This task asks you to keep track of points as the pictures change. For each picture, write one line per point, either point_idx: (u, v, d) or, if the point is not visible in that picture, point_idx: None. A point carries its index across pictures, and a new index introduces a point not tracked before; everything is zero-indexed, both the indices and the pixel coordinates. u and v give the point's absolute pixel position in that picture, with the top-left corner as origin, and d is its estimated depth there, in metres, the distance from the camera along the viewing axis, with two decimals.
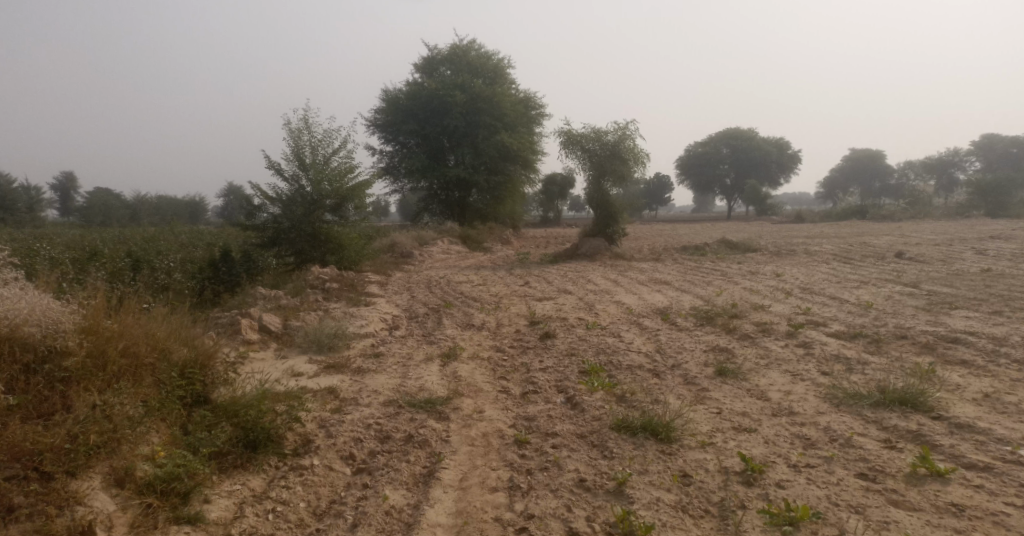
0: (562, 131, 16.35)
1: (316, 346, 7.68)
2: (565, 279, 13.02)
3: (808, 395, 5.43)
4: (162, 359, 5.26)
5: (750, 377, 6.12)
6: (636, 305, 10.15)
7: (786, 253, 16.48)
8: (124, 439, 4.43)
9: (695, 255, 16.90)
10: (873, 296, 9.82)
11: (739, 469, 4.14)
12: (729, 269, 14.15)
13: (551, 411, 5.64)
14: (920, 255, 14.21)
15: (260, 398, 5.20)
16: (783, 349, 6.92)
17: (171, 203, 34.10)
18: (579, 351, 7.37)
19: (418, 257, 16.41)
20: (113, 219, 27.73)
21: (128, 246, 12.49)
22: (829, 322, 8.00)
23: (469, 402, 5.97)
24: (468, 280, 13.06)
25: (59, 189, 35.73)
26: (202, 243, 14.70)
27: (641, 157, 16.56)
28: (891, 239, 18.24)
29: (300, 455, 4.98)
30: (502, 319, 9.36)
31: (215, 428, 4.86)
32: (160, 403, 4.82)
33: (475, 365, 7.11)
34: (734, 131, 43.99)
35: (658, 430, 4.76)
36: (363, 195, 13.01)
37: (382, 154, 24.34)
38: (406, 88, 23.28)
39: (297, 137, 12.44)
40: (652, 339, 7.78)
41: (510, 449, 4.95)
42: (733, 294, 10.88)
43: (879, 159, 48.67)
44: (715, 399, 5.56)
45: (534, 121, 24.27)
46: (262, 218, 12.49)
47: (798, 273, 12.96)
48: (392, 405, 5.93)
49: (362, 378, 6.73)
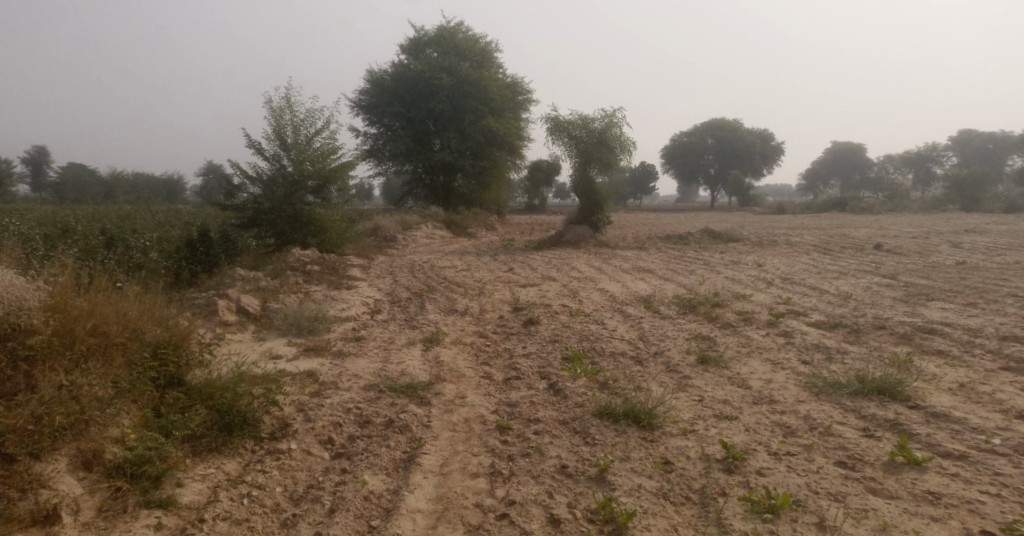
0: (549, 117, 16.27)
1: (296, 329, 7.60)
2: (549, 266, 13.01)
3: (789, 384, 5.47)
4: (133, 339, 5.16)
5: (731, 365, 6.15)
6: (619, 292, 10.17)
7: (768, 243, 16.59)
8: (92, 421, 4.35)
9: (679, 244, 16.97)
10: (852, 287, 9.91)
11: (720, 457, 4.16)
12: (712, 258, 14.22)
13: (533, 397, 5.63)
14: (898, 248, 14.39)
15: (236, 381, 5.13)
16: (764, 338, 6.97)
17: (148, 180, 33.57)
18: (562, 338, 7.37)
19: (401, 241, 16.30)
20: (87, 196, 27.24)
21: (103, 224, 12.26)
22: (810, 312, 8.06)
23: (451, 387, 5.94)
24: (451, 265, 13.01)
25: (32, 164, 35.04)
26: (180, 222, 14.48)
27: (627, 145, 16.55)
28: (870, 231, 18.45)
29: (277, 439, 4.93)
30: (485, 304, 9.32)
31: (189, 411, 4.79)
32: (131, 384, 4.74)
33: (458, 350, 7.08)
34: (719, 122, 44.10)
35: (640, 417, 4.77)
36: (345, 177, 12.85)
37: (366, 136, 24.08)
38: (391, 70, 23.00)
39: (279, 116, 12.25)
40: (635, 327, 7.79)
41: (492, 434, 4.93)
42: (716, 283, 10.93)
43: (859, 152, 49.10)
44: (696, 387, 5.58)
45: (520, 107, 24.10)
46: (242, 199, 12.28)
47: (779, 263, 13.05)
48: (372, 390, 5.89)
49: (343, 362, 6.67)
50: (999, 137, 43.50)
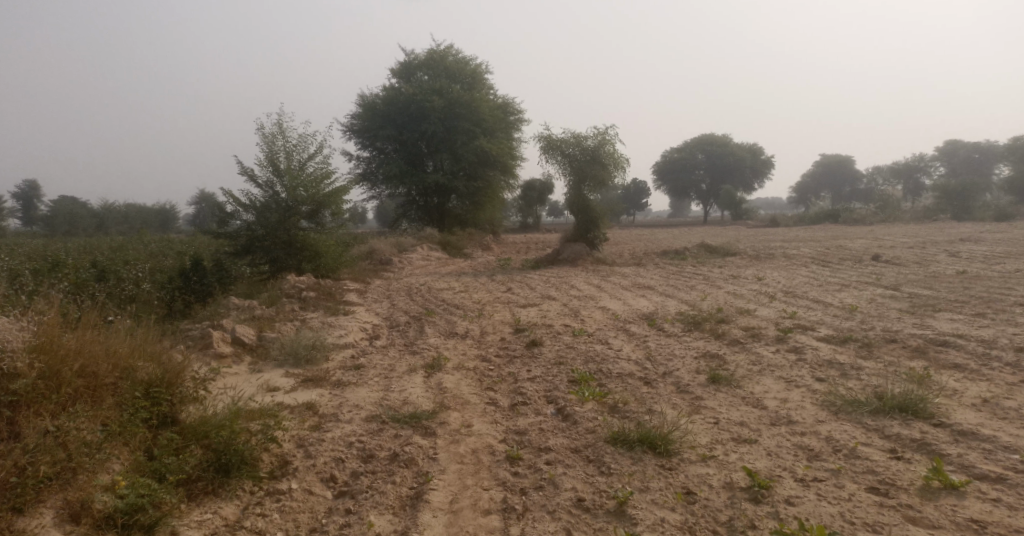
0: (541, 136, 16.21)
1: (293, 358, 7.40)
2: (547, 286, 12.84)
3: (805, 402, 5.29)
4: (123, 378, 4.96)
5: (744, 384, 5.98)
6: (622, 310, 9.99)
7: (765, 256, 16.48)
8: (80, 468, 4.14)
9: (676, 259, 16.84)
10: (857, 299, 9.77)
11: (745, 485, 3.98)
12: (711, 273, 14.09)
13: (542, 423, 5.44)
14: (896, 258, 14.29)
15: (232, 418, 4.93)
16: (774, 355, 6.79)
17: (140, 211, 33.35)
18: (567, 359, 7.17)
19: (397, 264, 16.11)
20: (78, 229, 27.00)
21: (93, 256, 12.04)
22: (817, 326, 7.90)
23: (456, 416, 5.74)
24: (449, 287, 12.83)
25: (22, 198, 34.77)
26: (172, 252, 14.28)
27: (620, 162, 16.48)
28: (866, 242, 18.37)
29: (277, 478, 4.72)
30: (485, 326, 9.12)
31: (183, 452, 4.58)
32: (122, 426, 4.53)
33: (461, 376, 6.87)
34: (709, 137, 44.26)
35: (655, 444, 4.59)
36: (340, 201, 12.70)
37: (358, 160, 23.97)
38: (382, 93, 22.96)
39: (271, 142, 12.13)
40: (641, 346, 7.61)
41: (502, 466, 4.73)
42: (718, 298, 10.78)
43: (848, 163, 49.29)
44: (711, 409, 5.40)
45: (512, 127, 24.07)
46: (235, 226, 12.11)
47: (778, 276, 12.92)
48: (375, 420, 5.69)
49: (343, 392, 6.46)
50: (985, 146, 43.85)
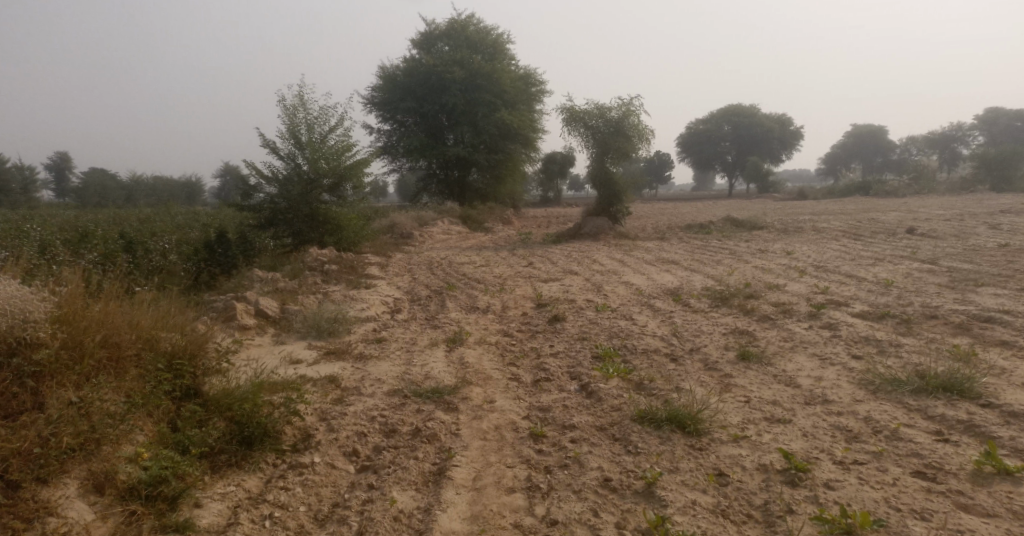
0: (564, 107, 15.90)
1: (316, 331, 7.33)
2: (570, 260, 12.64)
3: (841, 381, 5.09)
4: (147, 350, 4.89)
5: (776, 362, 5.78)
6: (646, 285, 9.78)
7: (793, 230, 16.07)
8: (104, 439, 4.08)
9: (701, 233, 16.53)
10: (892, 274, 9.43)
11: (781, 467, 3.81)
12: (738, 247, 13.78)
13: (566, 400, 5.30)
14: (933, 231, 13.82)
15: (255, 391, 4.84)
16: (807, 331, 6.57)
17: (168, 184, 33.69)
18: (591, 335, 7.00)
19: (418, 237, 16.00)
20: (109, 200, 27.29)
21: (122, 228, 12.10)
22: (851, 302, 7.63)
23: (478, 391, 5.62)
24: (470, 261, 12.68)
25: (55, 170, 35.25)
26: (198, 224, 14.33)
27: (645, 133, 16.10)
28: (900, 215, 17.81)
29: (300, 451, 4.64)
30: (507, 301, 8.98)
31: (207, 424, 4.51)
32: (144, 397, 4.46)
33: (482, 351, 6.76)
34: (736, 107, 43.34)
35: (685, 423, 4.43)
36: (361, 174, 12.57)
37: (379, 133, 23.81)
38: (403, 65, 22.70)
39: (292, 114, 11.99)
40: (667, 322, 7.42)
41: (526, 443, 4.60)
42: (746, 273, 10.51)
43: (881, 133, 47.91)
44: (741, 387, 5.21)
45: (534, 98, 23.65)
46: (259, 199, 12.06)
47: (809, 250, 12.56)
48: (396, 395, 5.59)
49: (365, 366, 6.37)
50: None
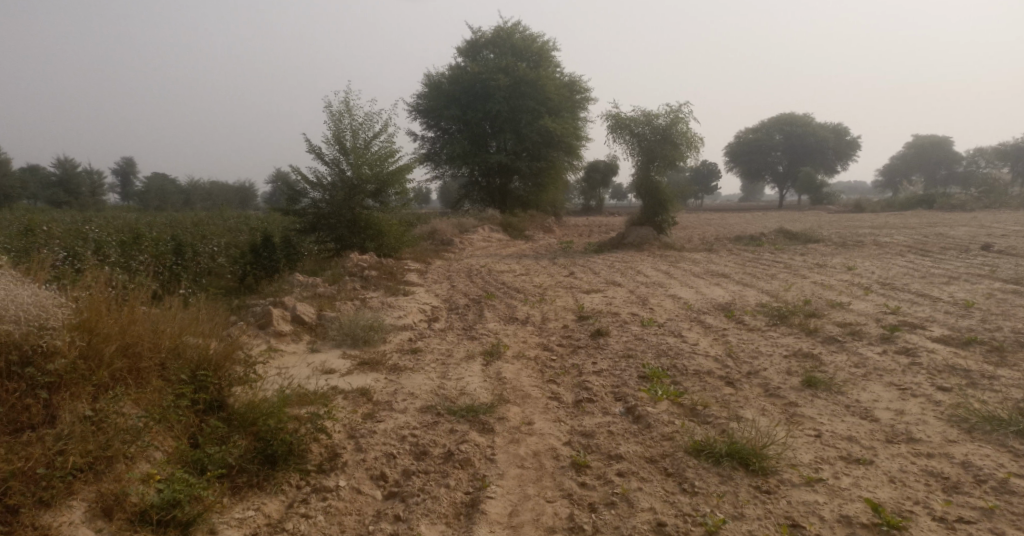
0: (610, 114, 15.40)
1: (350, 340, 6.99)
2: (613, 270, 12.12)
3: (926, 416, 4.55)
4: (172, 358, 4.57)
5: (847, 390, 5.20)
6: (695, 300, 9.19)
7: (852, 244, 15.23)
8: (117, 457, 3.76)
9: (751, 245, 15.80)
10: (969, 294, 8.67)
11: (870, 524, 3.27)
12: (793, 261, 13.05)
13: (612, 425, 4.81)
14: (1009, 248, 12.88)
15: (282, 405, 4.49)
16: (881, 357, 5.95)
17: (223, 188, 34.28)
18: (637, 353, 6.48)
19: (458, 245, 15.66)
20: (168, 204, 27.79)
21: (172, 230, 12.05)
22: (927, 324, 6.97)
23: (516, 411, 5.17)
24: (510, 269, 12.27)
25: (120, 174, 36.23)
26: (245, 228, 14.28)
27: (694, 141, 15.47)
28: (969, 230, 16.75)
29: (324, 473, 4.26)
30: (548, 312, 8.52)
31: (228, 441, 4.16)
32: (163, 411, 4.14)
33: (522, 366, 6.31)
34: (788, 117, 42.08)
35: (750, 460, 3.91)
36: (404, 180, 12.26)
37: (424, 140, 23.66)
38: (448, 72, 22.52)
39: (337, 120, 11.77)
40: (721, 340, 6.85)
41: (568, 474, 4.13)
42: (804, 289, 9.84)
43: (944, 144, 45.99)
44: (810, 419, 4.66)
45: (579, 105, 23.16)
46: (304, 203, 11.86)
47: (872, 266, 11.77)
48: (429, 412, 5.18)
49: (398, 378, 5.99)
50: None
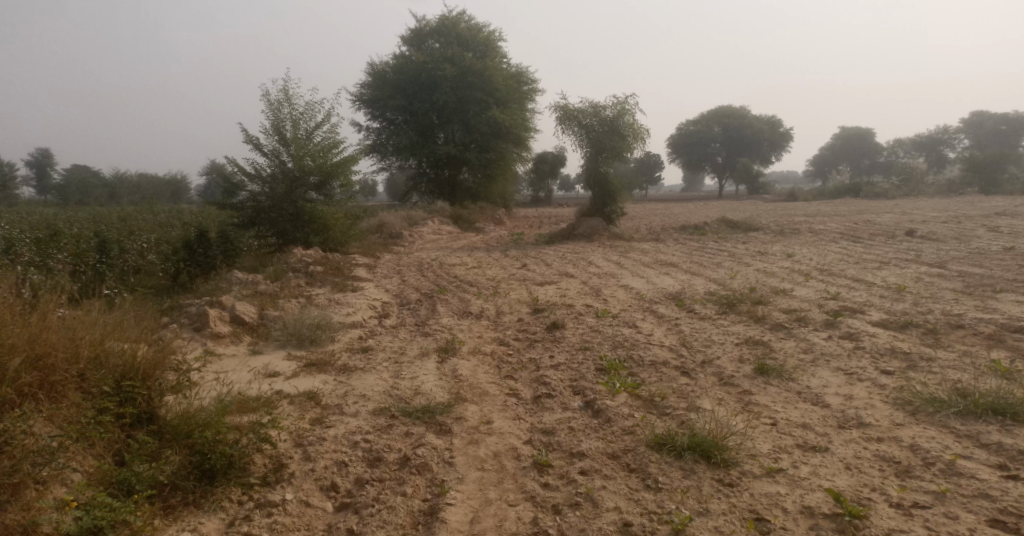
0: (558, 105, 15.38)
1: (296, 339, 6.76)
2: (564, 262, 12.14)
3: (874, 400, 4.67)
4: (93, 368, 4.30)
5: (797, 376, 5.31)
6: (646, 289, 9.27)
7: (790, 231, 15.69)
8: (25, 484, 3.49)
9: (695, 234, 16.09)
10: (901, 278, 9.02)
11: (828, 521, 3.34)
12: (736, 249, 13.35)
13: (572, 420, 4.78)
14: (932, 233, 13.50)
15: (219, 415, 4.28)
16: (828, 342, 6.11)
17: (152, 181, 32.93)
18: (593, 345, 6.48)
19: (407, 238, 15.43)
20: (91, 198, 26.55)
21: (97, 226, 11.43)
22: (867, 308, 7.19)
23: (474, 410, 5.08)
24: (461, 263, 12.15)
25: (35, 166, 34.33)
26: (179, 223, 13.69)
27: (641, 132, 15.60)
28: (895, 216, 17.50)
29: (270, 486, 4.09)
30: (502, 306, 8.45)
31: (159, 458, 3.94)
32: (83, 428, 3.88)
33: (477, 362, 6.22)
34: (726, 109, 42.99)
35: (710, 453, 3.94)
36: (349, 172, 11.97)
37: (369, 131, 23.17)
38: (392, 61, 22.10)
39: (277, 110, 11.39)
40: (673, 330, 6.92)
41: (530, 475, 4.08)
42: (749, 277, 10.05)
43: (868, 135, 47.92)
44: (764, 407, 4.74)
45: (527, 96, 23.02)
46: (242, 197, 11.45)
47: (810, 253, 12.12)
48: (383, 414, 5.04)
49: (348, 379, 5.82)
50: (1013, 117, 42.74)
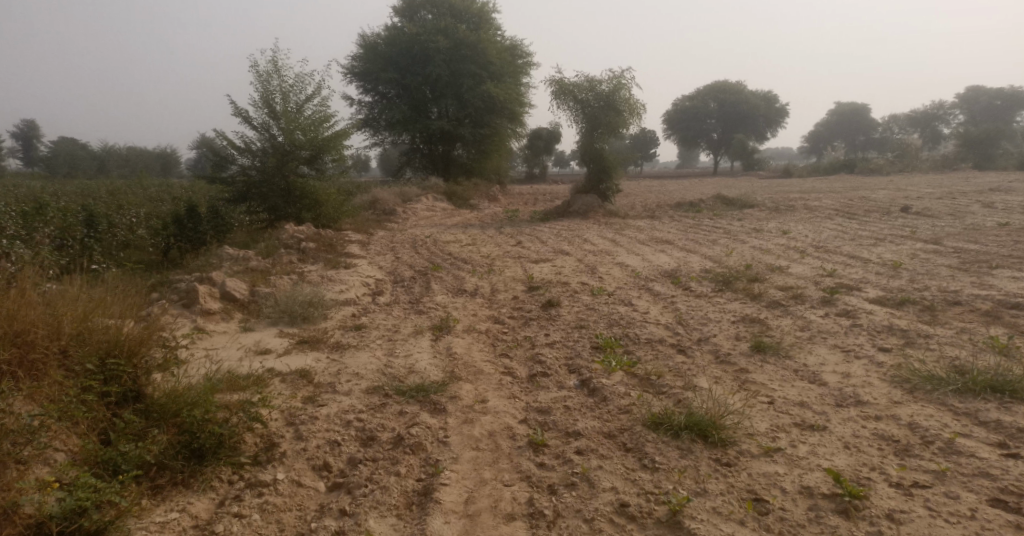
0: (553, 80, 15.18)
1: (288, 317, 6.68)
2: (559, 239, 12.05)
3: (871, 378, 4.64)
4: (76, 346, 4.20)
5: (794, 354, 5.27)
6: (642, 267, 9.20)
7: (785, 208, 15.61)
8: (6, 464, 3.43)
9: (690, 211, 16.01)
10: (897, 255, 8.98)
11: (826, 503, 3.31)
12: (732, 226, 13.27)
13: (567, 399, 4.73)
14: (927, 209, 13.46)
15: (208, 394, 4.19)
16: (825, 319, 6.06)
17: (141, 154, 32.51)
18: (588, 323, 6.42)
19: (401, 214, 15.29)
20: (80, 171, 26.20)
21: (86, 200, 11.26)
22: (864, 285, 7.15)
23: (469, 389, 5.03)
24: (455, 240, 12.05)
25: (21, 138, 33.84)
26: (169, 197, 13.51)
27: (636, 108, 15.42)
28: (890, 193, 17.45)
29: (260, 466, 4.04)
30: (496, 283, 8.38)
31: (146, 437, 3.87)
32: (66, 407, 3.80)
33: (472, 340, 6.16)
34: (722, 84, 42.63)
35: (707, 431, 3.91)
36: (340, 146, 11.80)
37: (361, 105, 22.86)
38: (384, 33, 21.75)
39: (266, 81, 11.18)
40: (669, 307, 6.86)
41: (525, 455, 4.04)
42: (744, 253, 10.00)
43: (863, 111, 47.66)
44: (761, 385, 4.70)
45: (521, 70, 22.68)
46: (232, 171, 11.28)
47: (805, 230, 12.06)
48: (376, 393, 4.98)
49: (342, 357, 5.76)
50: (1008, 92, 42.58)
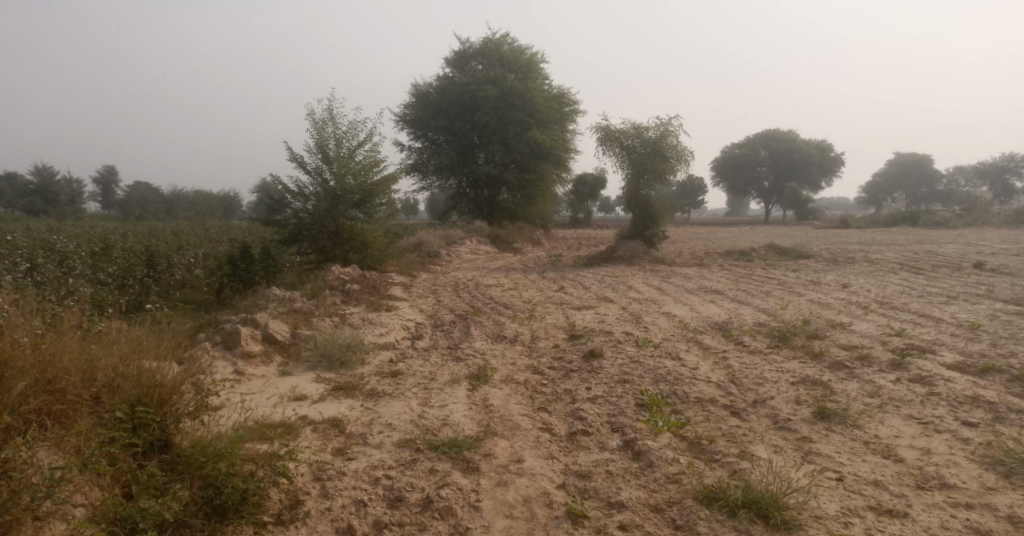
0: (600, 126, 15.04)
1: (326, 362, 6.47)
2: (604, 286, 11.68)
3: (956, 457, 4.12)
4: (106, 393, 4.04)
5: (863, 423, 4.78)
6: (691, 318, 8.75)
7: (844, 260, 14.92)
8: (21, 520, 3.24)
9: (741, 260, 15.47)
10: (973, 315, 8.31)
11: None
12: (786, 277, 12.70)
13: (611, 463, 4.35)
14: (1002, 266, 12.63)
15: (235, 445, 3.94)
16: (897, 385, 5.53)
17: (207, 197, 33.63)
18: (634, 378, 6.01)
19: (445, 257, 15.17)
20: (150, 213, 27.12)
21: (147, 240, 11.50)
22: (937, 348, 6.57)
23: (504, 446, 4.69)
24: (498, 283, 11.80)
25: (101, 182, 35.56)
26: (225, 238, 13.73)
27: (684, 155, 15.13)
28: (958, 248, 16.54)
29: (283, 526, 3.77)
30: (538, 331, 8.05)
31: (168, 492, 3.64)
32: (88, 458, 3.61)
33: (510, 391, 5.83)
34: (773, 133, 42.05)
35: (770, 513, 3.49)
36: (389, 191, 11.78)
37: (410, 151, 23.15)
38: (436, 82, 22.13)
39: (321, 128, 11.29)
40: (722, 364, 6.41)
41: (563, 527, 3.67)
42: (801, 308, 9.45)
43: (925, 163, 46.33)
44: (827, 458, 4.23)
45: (568, 118, 22.72)
46: (286, 215, 11.36)
47: (868, 284, 11.42)
48: (407, 447, 4.68)
49: (375, 406, 5.50)
50: None
